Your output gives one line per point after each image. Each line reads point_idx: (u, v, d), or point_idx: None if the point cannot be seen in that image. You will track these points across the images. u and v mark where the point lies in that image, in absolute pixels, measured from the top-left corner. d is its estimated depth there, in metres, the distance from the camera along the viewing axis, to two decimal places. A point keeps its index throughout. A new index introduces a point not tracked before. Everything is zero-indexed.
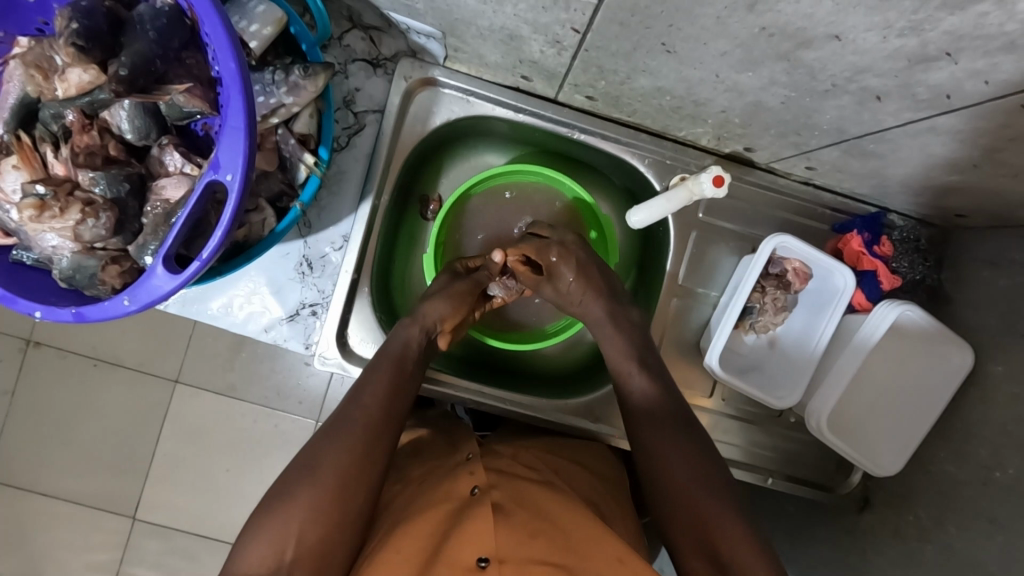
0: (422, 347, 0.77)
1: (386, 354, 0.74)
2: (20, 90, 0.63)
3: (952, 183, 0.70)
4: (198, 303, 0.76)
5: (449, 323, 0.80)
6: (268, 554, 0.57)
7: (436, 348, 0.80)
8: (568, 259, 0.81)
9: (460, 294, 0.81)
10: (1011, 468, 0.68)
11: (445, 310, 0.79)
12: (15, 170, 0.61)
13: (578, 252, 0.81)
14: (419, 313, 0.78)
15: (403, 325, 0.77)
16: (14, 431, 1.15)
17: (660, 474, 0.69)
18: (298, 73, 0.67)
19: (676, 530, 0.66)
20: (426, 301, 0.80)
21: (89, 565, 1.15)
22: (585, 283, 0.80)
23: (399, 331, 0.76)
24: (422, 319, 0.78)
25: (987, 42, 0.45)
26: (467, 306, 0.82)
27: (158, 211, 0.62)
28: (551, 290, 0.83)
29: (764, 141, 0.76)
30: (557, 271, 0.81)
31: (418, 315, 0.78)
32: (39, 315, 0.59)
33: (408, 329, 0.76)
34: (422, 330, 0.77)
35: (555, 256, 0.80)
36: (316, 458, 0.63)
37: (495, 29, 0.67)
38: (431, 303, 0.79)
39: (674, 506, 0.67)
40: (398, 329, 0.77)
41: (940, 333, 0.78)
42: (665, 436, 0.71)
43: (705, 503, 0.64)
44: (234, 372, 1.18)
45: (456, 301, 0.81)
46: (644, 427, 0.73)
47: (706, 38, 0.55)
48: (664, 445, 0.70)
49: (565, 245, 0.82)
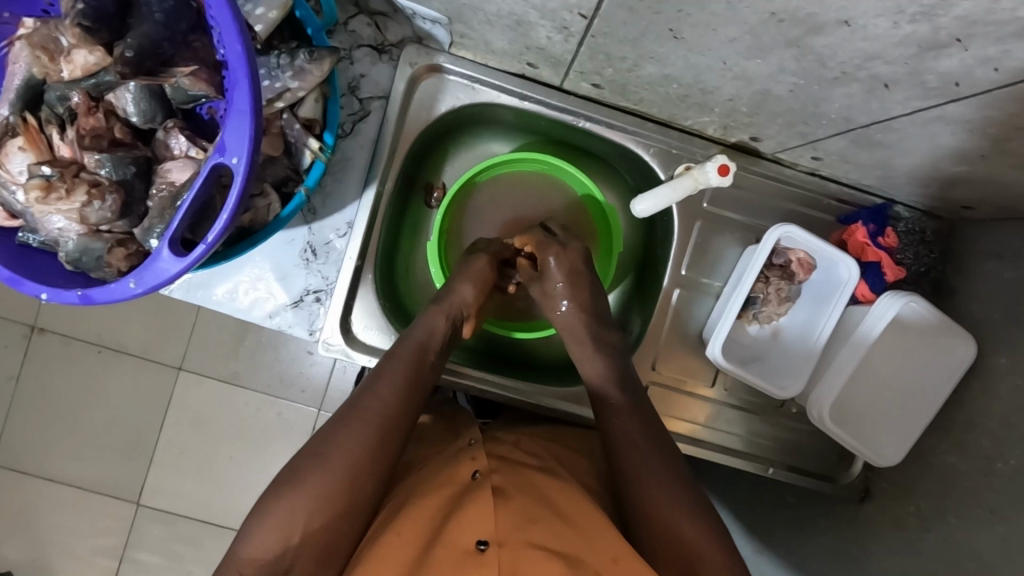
0: (445, 338, 0.76)
1: (410, 343, 0.73)
2: (26, 71, 0.62)
3: (960, 174, 0.70)
4: (203, 288, 0.76)
5: (472, 309, 0.80)
6: (273, 539, 0.58)
7: (459, 336, 0.80)
8: (563, 260, 0.83)
9: (483, 276, 0.82)
10: (1012, 459, 0.68)
11: (469, 295, 0.80)
12: (21, 152, 0.62)
13: (575, 258, 0.84)
14: (444, 301, 0.79)
15: (427, 314, 0.77)
16: (19, 415, 1.15)
17: (630, 464, 0.68)
18: (303, 58, 0.66)
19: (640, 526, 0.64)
20: (451, 288, 0.80)
21: (93, 549, 1.16)
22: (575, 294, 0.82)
23: (422, 320, 0.76)
24: (447, 307, 0.78)
25: (1000, 28, 0.45)
26: (486, 290, 0.83)
27: (164, 194, 0.62)
28: (538, 291, 0.85)
29: (771, 131, 0.75)
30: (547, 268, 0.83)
31: (444, 303, 0.78)
32: (45, 297, 0.59)
33: (435, 318, 0.76)
34: (447, 320, 0.77)
35: (552, 254, 0.83)
36: (323, 443, 0.63)
37: (502, 14, 0.66)
38: (457, 287, 0.80)
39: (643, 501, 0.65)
40: (422, 317, 0.76)
41: (941, 324, 0.78)
42: (637, 431, 0.71)
43: (681, 508, 0.64)
44: (238, 360, 1.19)
45: (479, 287, 0.81)
46: (621, 417, 0.72)
47: (715, 24, 0.55)
48: (636, 437, 0.70)
49: (567, 249, 0.84)
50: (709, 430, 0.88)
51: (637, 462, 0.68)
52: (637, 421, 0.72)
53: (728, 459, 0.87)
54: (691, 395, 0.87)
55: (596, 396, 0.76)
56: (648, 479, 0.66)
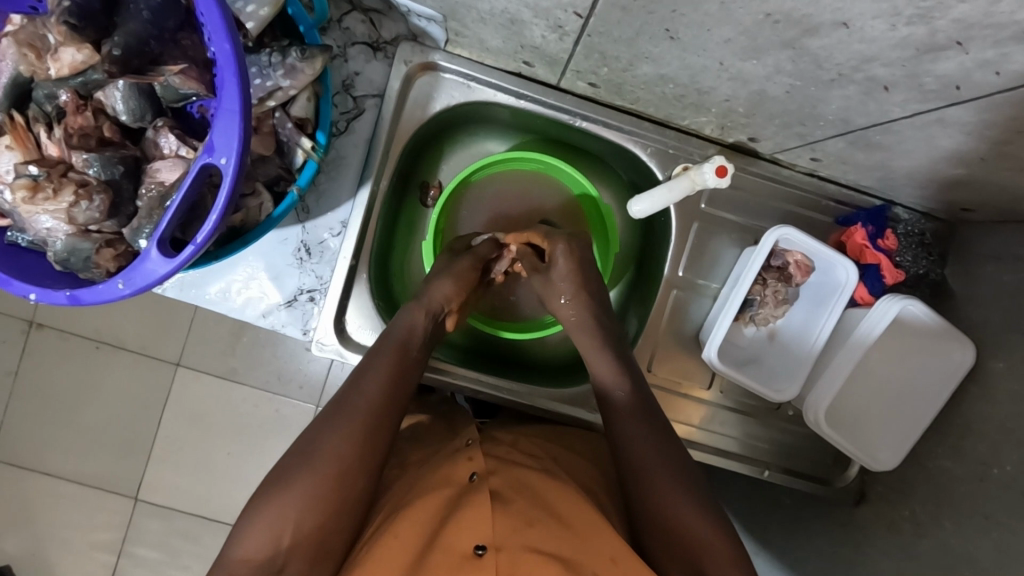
0: (426, 333, 0.76)
1: (391, 340, 0.72)
2: (12, 69, 0.61)
3: (960, 177, 0.69)
4: (196, 287, 0.76)
5: (453, 304, 0.80)
6: (266, 539, 0.57)
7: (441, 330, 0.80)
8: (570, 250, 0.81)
9: (465, 274, 0.81)
10: (1009, 465, 0.68)
11: (450, 291, 0.79)
12: (9, 151, 0.61)
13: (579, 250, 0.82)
14: (424, 298, 0.77)
15: (407, 308, 0.76)
16: (17, 410, 1.15)
17: (628, 467, 0.67)
18: (294, 56, 0.65)
19: (646, 527, 0.64)
20: (430, 284, 0.79)
21: (92, 544, 1.16)
22: (578, 284, 0.80)
23: (402, 316, 0.75)
24: (427, 303, 0.77)
25: (998, 32, 0.44)
26: (467, 287, 0.82)
27: (153, 194, 0.61)
28: (541, 284, 0.83)
29: (769, 132, 0.75)
30: (554, 259, 0.81)
31: (423, 298, 0.77)
32: (34, 297, 0.59)
33: (413, 314, 0.75)
34: (427, 316, 0.76)
35: (559, 245, 0.81)
36: (316, 444, 0.62)
37: (496, 13, 0.65)
38: (436, 283, 0.79)
39: (646, 505, 0.64)
40: (402, 313, 0.76)
41: (938, 327, 0.77)
42: (637, 431, 0.69)
43: (684, 506, 0.63)
44: (235, 357, 1.18)
45: (460, 282, 0.80)
46: (618, 419, 0.71)
47: (710, 25, 0.54)
48: (635, 438, 0.69)
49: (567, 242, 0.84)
50: (705, 432, 0.87)
51: (633, 463, 0.67)
52: (639, 423, 0.70)
53: (723, 460, 0.86)
54: (687, 396, 0.87)
55: (602, 397, 0.75)
56: (647, 481, 0.65)
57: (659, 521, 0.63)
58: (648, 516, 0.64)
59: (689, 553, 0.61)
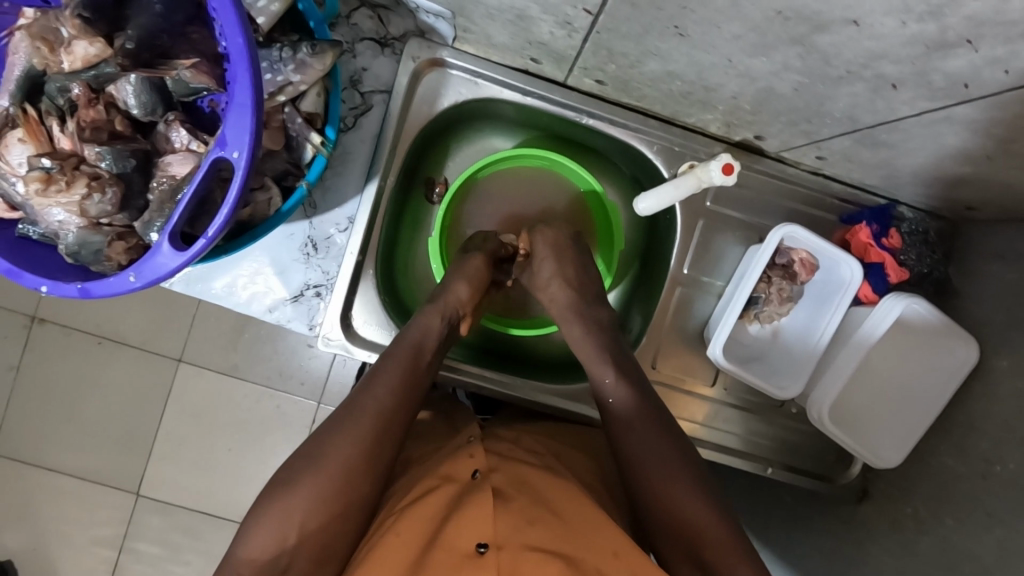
0: (440, 338, 0.75)
1: (405, 345, 0.72)
2: (26, 62, 0.61)
3: (965, 175, 0.70)
4: (202, 282, 0.76)
5: (467, 308, 0.80)
6: (271, 539, 0.58)
7: (454, 334, 0.80)
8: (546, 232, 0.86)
9: (474, 275, 0.81)
10: (1011, 462, 0.68)
11: (464, 294, 0.79)
12: (21, 144, 0.61)
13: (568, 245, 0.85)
14: (440, 301, 0.78)
15: (423, 314, 0.76)
16: (19, 404, 1.15)
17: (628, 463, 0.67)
18: (305, 51, 0.66)
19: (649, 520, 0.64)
20: (447, 286, 0.79)
21: (93, 539, 1.16)
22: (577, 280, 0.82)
23: (417, 321, 0.75)
24: (442, 307, 0.77)
25: (1008, 29, 0.44)
26: (480, 289, 0.82)
27: (165, 187, 0.62)
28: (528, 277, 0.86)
29: (775, 129, 0.75)
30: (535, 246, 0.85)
31: (438, 302, 0.78)
32: (45, 290, 0.59)
33: (427, 320, 0.75)
34: (442, 321, 0.76)
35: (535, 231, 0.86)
36: (321, 444, 0.63)
37: (505, 9, 0.66)
38: (452, 287, 0.79)
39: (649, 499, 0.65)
40: (416, 318, 0.76)
41: (942, 325, 0.77)
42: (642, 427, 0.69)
43: (690, 500, 0.63)
44: (237, 353, 1.19)
45: (473, 283, 0.81)
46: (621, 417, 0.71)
47: (720, 21, 0.55)
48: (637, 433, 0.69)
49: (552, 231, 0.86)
50: (706, 430, 0.87)
51: (634, 460, 0.67)
52: (644, 426, 0.69)
53: (725, 457, 0.86)
54: (690, 393, 0.87)
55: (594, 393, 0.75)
56: (649, 479, 0.65)
57: (665, 521, 0.63)
58: (652, 516, 0.64)
59: (697, 554, 0.61)
